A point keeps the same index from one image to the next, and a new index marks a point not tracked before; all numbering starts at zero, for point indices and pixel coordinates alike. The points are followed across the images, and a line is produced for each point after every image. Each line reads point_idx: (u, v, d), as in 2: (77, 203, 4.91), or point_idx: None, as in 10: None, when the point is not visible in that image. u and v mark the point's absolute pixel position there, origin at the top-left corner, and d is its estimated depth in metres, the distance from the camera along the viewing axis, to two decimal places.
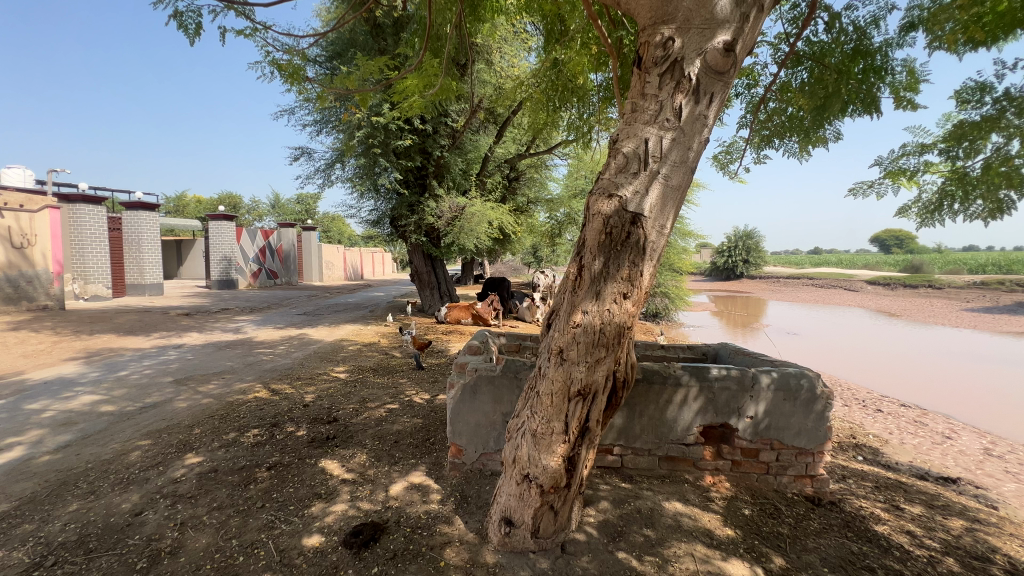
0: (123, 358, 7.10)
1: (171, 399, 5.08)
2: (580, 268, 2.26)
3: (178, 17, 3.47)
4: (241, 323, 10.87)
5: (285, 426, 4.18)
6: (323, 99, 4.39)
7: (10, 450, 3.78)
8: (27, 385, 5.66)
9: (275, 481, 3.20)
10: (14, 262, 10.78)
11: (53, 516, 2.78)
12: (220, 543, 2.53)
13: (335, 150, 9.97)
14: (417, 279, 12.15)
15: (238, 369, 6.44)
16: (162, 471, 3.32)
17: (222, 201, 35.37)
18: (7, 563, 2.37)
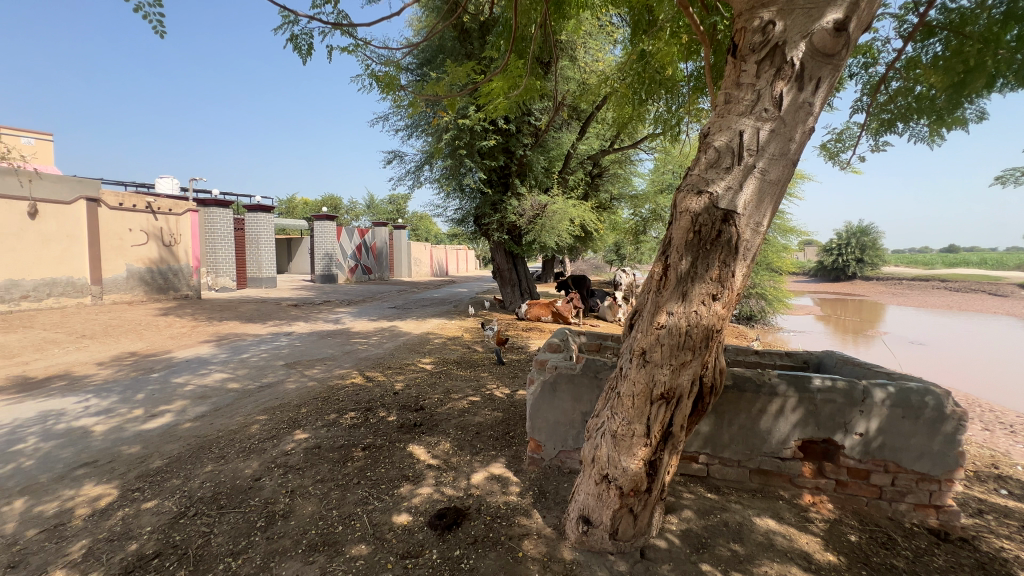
0: (245, 342, 8.11)
1: (283, 380, 5.73)
2: (666, 268, 2.19)
3: (294, 40, 3.89)
4: (340, 314, 11.89)
5: (377, 411, 4.52)
6: (415, 106, 4.65)
7: (163, 416, 4.50)
8: (174, 362, 6.70)
9: (369, 461, 3.48)
10: (164, 258, 12.77)
11: (194, 475, 3.27)
12: (323, 512, 2.82)
13: (424, 153, 10.51)
14: (498, 276, 12.42)
15: (338, 356, 7.07)
16: (276, 443, 3.76)
17: (326, 203, 38.85)
18: (162, 510, 2.85)
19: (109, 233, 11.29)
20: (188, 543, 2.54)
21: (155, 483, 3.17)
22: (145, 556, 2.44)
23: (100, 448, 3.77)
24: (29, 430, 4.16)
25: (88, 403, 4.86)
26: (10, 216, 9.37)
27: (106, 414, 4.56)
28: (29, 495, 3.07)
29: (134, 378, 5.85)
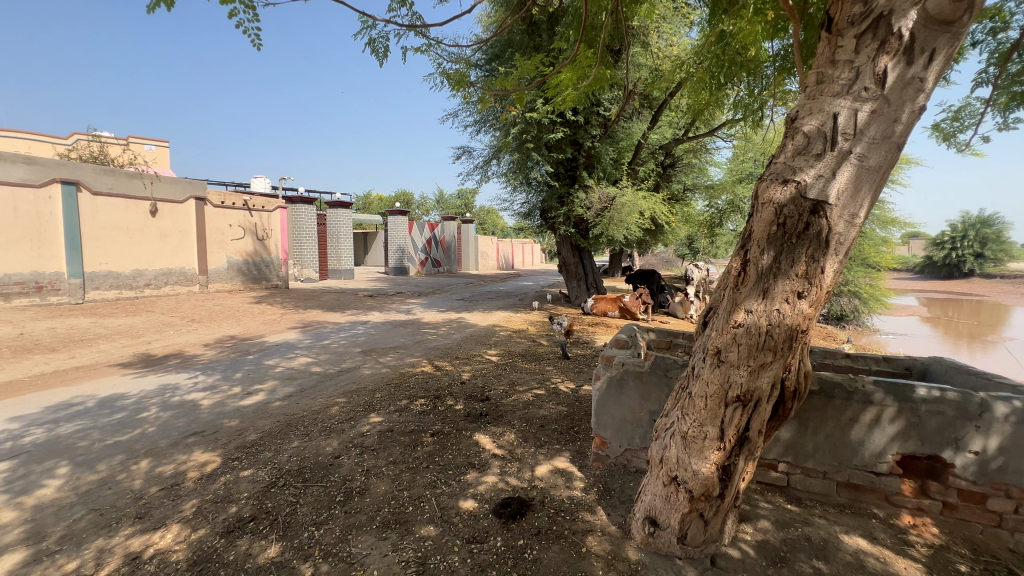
0: (327, 330, 8.73)
1: (359, 366, 6.11)
2: (745, 263, 2.07)
3: (372, 44, 4.09)
4: (411, 305, 12.45)
5: (446, 399, 4.68)
6: (484, 101, 4.72)
7: (257, 394, 4.97)
8: (266, 346, 7.37)
9: (437, 447, 3.63)
10: (258, 251, 14.04)
11: (283, 449, 3.58)
12: (395, 492, 2.98)
13: (492, 148, 10.66)
14: (565, 270, 12.33)
15: (409, 345, 7.40)
16: (353, 425, 4.03)
17: (399, 199, 40.63)
18: (256, 478, 3.16)
19: (213, 228, 12.61)
20: (278, 510, 2.79)
21: (251, 454, 3.52)
22: (242, 518, 2.72)
23: (206, 420, 4.25)
24: (151, 401, 4.79)
25: (197, 380, 5.49)
26: (136, 214, 10.74)
27: (211, 390, 5.12)
28: (152, 457, 3.53)
29: (233, 359, 6.52)
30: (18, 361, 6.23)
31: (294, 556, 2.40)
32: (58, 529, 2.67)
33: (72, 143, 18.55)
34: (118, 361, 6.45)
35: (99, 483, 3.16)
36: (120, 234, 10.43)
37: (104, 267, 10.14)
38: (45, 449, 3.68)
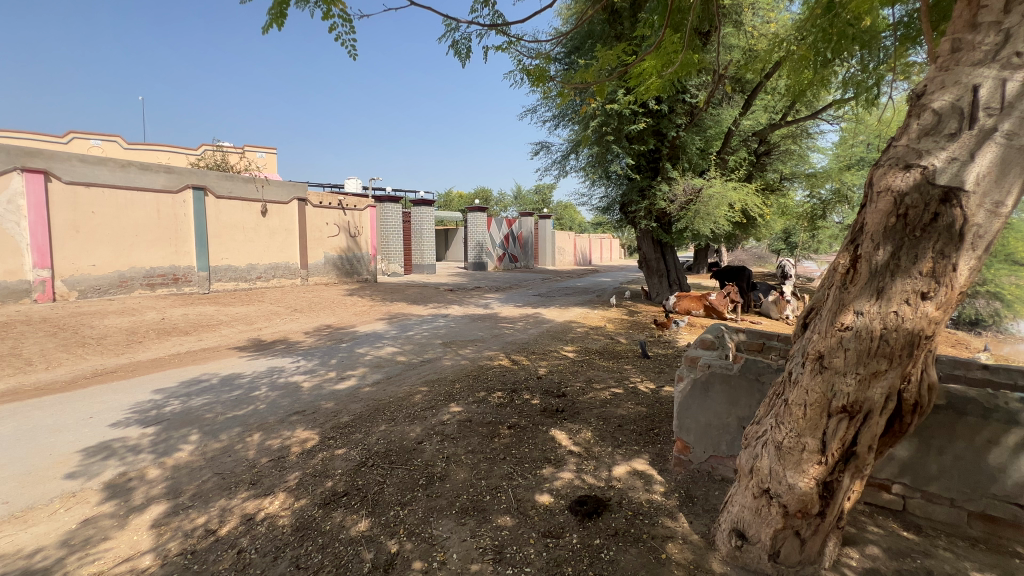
0: (411, 321, 9.22)
1: (440, 357, 6.38)
2: (855, 259, 1.87)
3: (456, 46, 4.21)
4: (489, 300, 12.75)
5: (523, 393, 4.74)
6: (564, 95, 4.67)
7: (349, 379, 5.39)
8: (357, 335, 7.95)
9: (514, 440, 3.68)
10: (351, 247, 15.17)
11: (372, 432, 3.85)
12: (474, 480, 3.09)
13: (570, 142, 10.56)
14: (646, 266, 11.91)
15: (487, 339, 7.58)
16: (435, 413, 4.22)
17: (477, 197, 41.71)
18: (349, 457, 3.43)
19: (313, 226, 13.81)
20: (367, 488, 3.01)
21: (344, 434, 3.83)
22: (337, 492, 2.96)
23: (307, 400, 4.69)
24: (261, 381, 5.37)
25: (299, 364, 6.07)
26: (250, 214, 12.08)
27: (310, 373, 5.64)
28: (262, 431, 3.97)
29: (329, 346, 7.12)
30: (159, 342, 7.29)
31: (381, 532, 2.58)
32: (190, 487, 3.10)
33: (201, 153, 21.25)
34: (236, 345, 7.31)
35: (221, 450, 3.63)
36: (237, 232, 11.80)
37: (225, 261, 11.54)
38: (181, 418, 4.29)
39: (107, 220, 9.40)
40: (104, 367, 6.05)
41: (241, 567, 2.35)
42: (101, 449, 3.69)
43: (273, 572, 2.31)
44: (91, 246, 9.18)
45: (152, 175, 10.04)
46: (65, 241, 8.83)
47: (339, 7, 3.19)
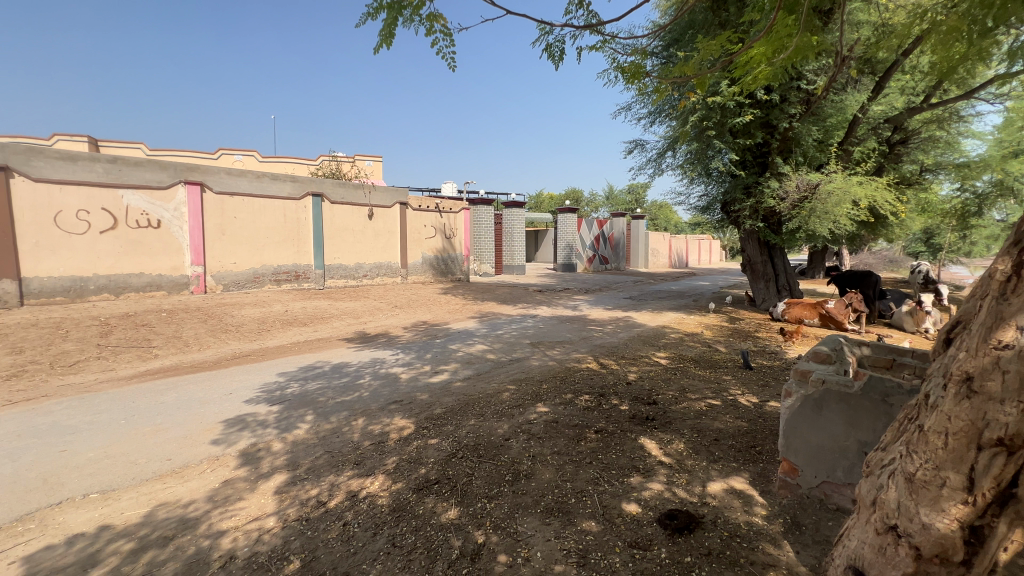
0: (500, 321, 9.47)
1: (528, 357, 6.46)
2: (1019, 266, 1.59)
3: (549, 49, 4.24)
4: (578, 302, 12.65)
5: (611, 398, 4.64)
6: (661, 91, 4.48)
7: (442, 373, 5.69)
8: (450, 332, 8.34)
9: (601, 444, 3.62)
10: (446, 248, 15.96)
11: (462, 425, 4.03)
12: (559, 481, 3.09)
13: (667, 139, 10.10)
14: (750, 269, 11.01)
15: (575, 341, 7.53)
16: (522, 412, 4.29)
17: (568, 197, 41.54)
18: (441, 447, 3.62)
19: (413, 228, 14.76)
20: (457, 478, 3.15)
21: (437, 425, 4.04)
22: (429, 480, 3.14)
23: (404, 391, 5.03)
24: (365, 371, 5.87)
25: (398, 357, 6.54)
26: (359, 218, 13.22)
27: (408, 366, 6.05)
28: (365, 416, 4.34)
29: (424, 341, 7.56)
30: (282, 331, 8.27)
31: (468, 522, 2.69)
32: (306, 462, 3.48)
33: (319, 163, 23.72)
34: (344, 337, 8.05)
35: (331, 431, 4.02)
36: (348, 234, 12.98)
37: (337, 261, 12.77)
38: (299, 399, 4.84)
39: (245, 224, 10.88)
40: (241, 352, 7.01)
41: (346, 538, 2.59)
42: (238, 421, 4.29)
43: (371, 547, 2.51)
44: (233, 247, 10.69)
45: (280, 184, 11.42)
46: (214, 242, 10.38)
47: (441, 22, 3.35)
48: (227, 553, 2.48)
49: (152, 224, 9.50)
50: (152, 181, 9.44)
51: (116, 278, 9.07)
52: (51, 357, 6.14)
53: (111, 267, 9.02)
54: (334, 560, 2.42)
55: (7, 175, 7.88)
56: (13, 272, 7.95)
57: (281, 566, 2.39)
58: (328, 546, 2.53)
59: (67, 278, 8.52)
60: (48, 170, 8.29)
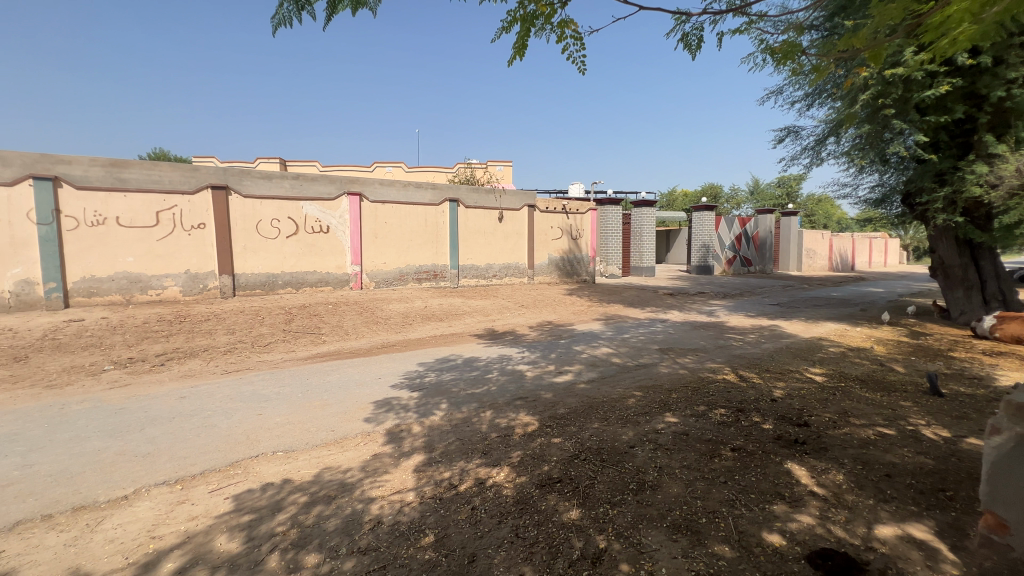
0: (627, 324, 9.19)
1: (656, 363, 6.18)
2: None
3: (685, 38, 4.00)
4: (714, 307, 11.69)
5: (750, 414, 4.21)
6: (820, 70, 3.91)
7: (566, 374, 5.74)
8: (575, 333, 8.36)
9: (738, 464, 3.31)
10: (572, 250, 16.01)
11: (585, 427, 4.01)
12: (688, 498, 2.90)
13: (828, 123, 8.78)
14: (944, 274, 9.02)
15: (709, 349, 6.97)
16: (648, 420, 4.12)
17: (705, 194, 38.53)
18: (563, 447, 3.64)
19: (540, 230, 15.09)
20: (579, 480, 3.15)
21: (560, 425, 4.09)
22: (552, 477, 3.19)
23: (529, 388, 5.19)
24: (493, 366, 6.18)
25: (524, 354, 6.77)
26: (490, 221, 13.96)
27: (533, 364, 6.22)
28: (493, 409, 4.57)
29: (549, 341, 7.70)
30: (422, 325, 9.13)
31: (590, 525, 2.67)
32: (440, 446, 3.80)
33: (457, 170, 25.61)
34: (475, 333, 8.58)
35: (463, 420, 4.33)
36: (480, 236, 13.79)
37: (470, 262, 13.65)
38: (436, 388, 5.30)
39: (394, 228, 12.23)
40: (388, 342, 7.91)
41: (474, 521, 2.77)
42: (385, 403, 4.85)
43: (496, 533, 2.64)
44: (383, 249, 12.11)
45: (424, 191, 12.60)
46: (369, 244, 11.87)
47: (573, 27, 3.37)
48: (375, 518, 2.83)
49: (323, 230, 11.22)
50: (324, 193, 11.14)
51: (297, 275, 10.93)
52: (252, 338, 7.64)
53: (293, 265, 10.88)
54: (463, 540, 2.60)
55: (227, 193, 9.99)
56: (229, 269, 10.07)
57: (418, 537, 2.64)
58: (458, 527, 2.72)
59: (264, 274, 10.52)
60: (253, 187, 10.31)
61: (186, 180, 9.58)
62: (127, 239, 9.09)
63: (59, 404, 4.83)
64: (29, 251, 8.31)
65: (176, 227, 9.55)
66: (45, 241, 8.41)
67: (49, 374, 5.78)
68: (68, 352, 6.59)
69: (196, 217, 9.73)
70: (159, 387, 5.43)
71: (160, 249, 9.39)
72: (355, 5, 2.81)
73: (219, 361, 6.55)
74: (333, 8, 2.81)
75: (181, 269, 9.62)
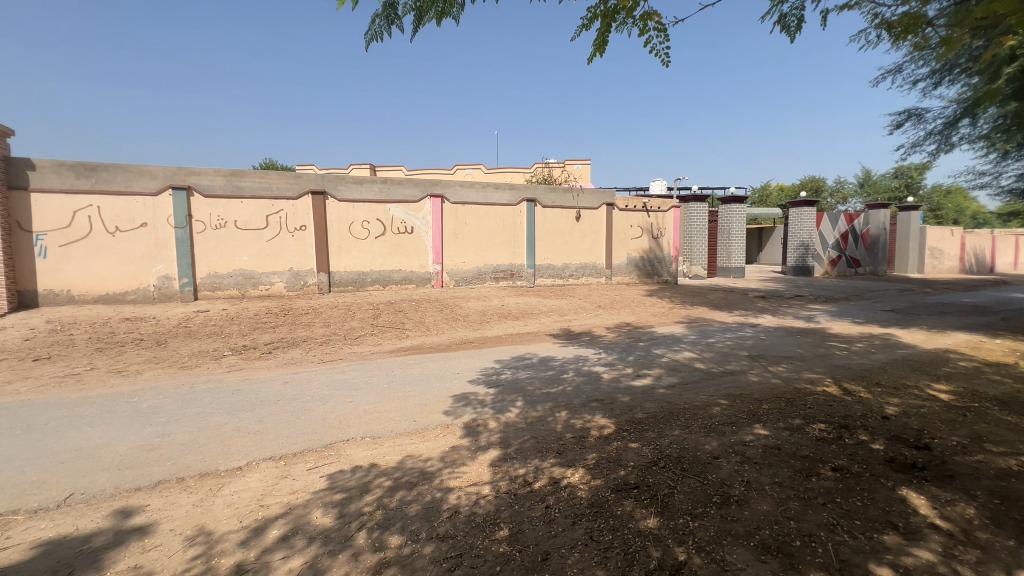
0: (712, 328, 8.67)
1: (744, 370, 5.77)
2: None
3: (784, 20, 3.68)
4: (813, 312, 10.66)
5: (856, 431, 3.79)
6: (950, 44, 3.40)
7: (645, 378, 5.54)
8: (655, 335, 8.04)
9: (839, 486, 2.99)
10: (653, 249, 15.42)
11: (664, 434, 3.85)
12: (780, 517, 2.68)
13: (961, 103, 7.63)
14: None
15: (807, 358, 6.36)
16: (735, 430, 3.86)
17: (805, 188, 35.22)
18: (640, 453, 3.52)
19: (618, 229, 14.72)
20: (657, 488, 3.03)
21: (638, 430, 3.96)
22: (628, 483, 3.11)
23: (606, 391, 5.09)
24: (569, 366, 6.14)
25: (601, 356, 6.64)
26: (568, 220, 13.87)
27: (610, 366, 6.09)
28: (568, 410, 4.55)
29: (627, 343, 7.49)
30: (499, 323, 9.31)
31: (669, 536, 2.57)
32: (516, 442, 3.85)
33: (535, 170, 25.76)
34: (551, 332, 8.58)
35: (538, 418, 4.35)
36: (557, 236, 13.76)
37: (547, 261, 13.68)
38: (512, 386, 5.38)
39: (473, 229, 12.60)
40: (467, 338, 8.17)
41: (548, 520, 2.77)
42: (463, 398, 5.02)
43: (570, 534, 2.63)
44: (463, 248, 12.52)
45: (502, 193, 12.85)
46: (450, 244, 12.33)
47: (656, 19, 3.23)
48: (452, 507, 2.94)
49: (408, 231, 11.84)
50: (409, 196, 11.76)
51: (384, 273, 11.65)
52: (345, 331, 8.29)
53: (381, 264, 11.62)
54: (537, 537, 2.62)
55: (324, 197, 10.90)
56: (325, 267, 10.98)
57: (493, 530, 2.70)
58: (532, 524, 2.74)
59: (355, 272, 11.34)
60: (346, 192, 11.15)
61: (290, 186, 10.59)
62: (242, 240, 10.26)
63: (189, 383, 5.59)
64: (168, 250, 9.68)
65: (282, 230, 10.60)
66: (180, 242, 9.73)
67: (182, 357, 6.71)
68: (196, 338, 7.58)
69: (299, 220, 10.73)
70: (266, 373, 6.06)
71: (269, 249, 10.49)
72: (439, 15, 2.90)
73: (316, 351, 7.18)
74: (419, 20, 2.92)
75: (286, 267, 10.67)
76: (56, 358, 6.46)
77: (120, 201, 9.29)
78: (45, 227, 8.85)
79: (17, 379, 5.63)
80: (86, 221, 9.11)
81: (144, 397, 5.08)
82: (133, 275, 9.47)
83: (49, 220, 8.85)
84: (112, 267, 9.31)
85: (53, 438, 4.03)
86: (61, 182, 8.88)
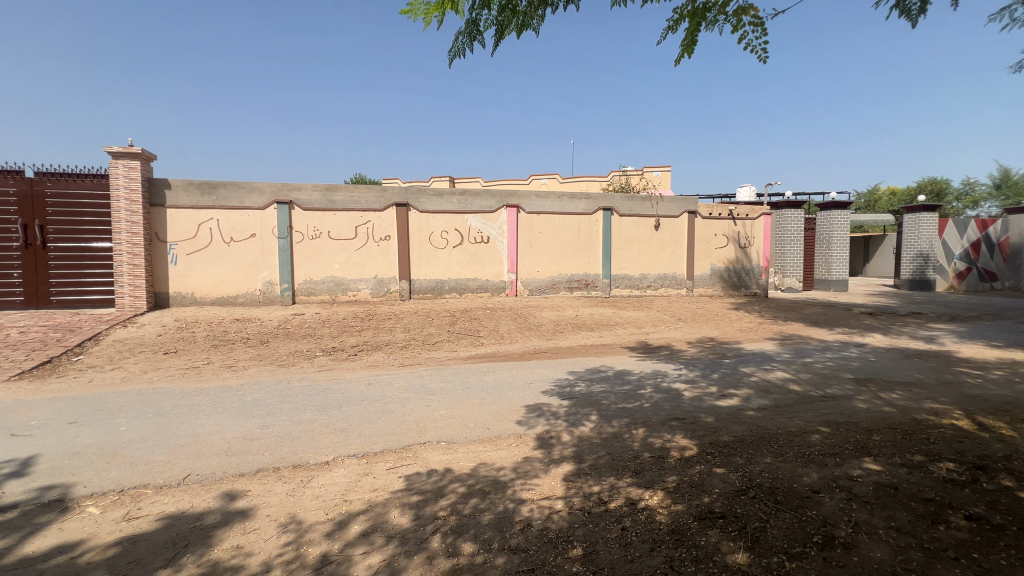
0: (809, 346, 7.88)
1: (850, 396, 5.14)
2: None
3: (902, 4, 3.29)
4: (936, 332, 9.31)
5: (997, 475, 3.21)
6: None
7: (731, 398, 5.13)
8: (742, 352, 7.48)
9: (977, 539, 2.54)
10: (740, 259, 14.41)
11: (754, 460, 3.53)
12: (900, 569, 2.33)
13: None
14: None
15: (928, 384, 5.55)
16: (839, 463, 3.44)
17: (923, 191, 31.11)
18: (726, 480, 3.25)
19: (701, 238, 13.96)
20: (747, 520, 2.77)
21: (723, 454, 3.68)
22: (712, 511, 2.88)
23: (688, 409, 4.79)
24: (646, 382, 5.87)
25: (681, 372, 6.29)
26: (646, 229, 13.41)
27: (692, 383, 5.73)
28: (645, 428, 4.34)
29: (711, 360, 7.03)
30: (573, 334, 9.19)
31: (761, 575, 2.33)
32: (590, 458, 3.73)
33: (611, 179, 25.30)
34: (627, 344, 8.30)
35: (613, 434, 4.19)
36: (634, 245, 13.36)
37: (623, 271, 13.31)
38: (586, 399, 5.25)
39: (548, 238, 12.61)
40: (540, 348, 8.13)
41: (624, 543, 2.64)
42: (537, 408, 4.98)
43: (649, 561, 2.48)
44: (538, 258, 12.57)
45: (577, 202, 12.74)
46: (524, 253, 12.45)
47: (752, 13, 3.02)
48: (525, 520, 2.90)
49: (484, 240, 12.12)
50: (486, 207, 12.06)
51: (461, 281, 12.01)
52: (423, 337, 8.61)
53: (457, 272, 11.98)
54: (612, 560, 2.49)
55: (407, 209, 11.48)
56: (407, 275, 11.54)
57: (566, 547, 2.63)
58: (607, 545, 2.63)
59: (433, 280, 11.81)
60: (428, 204, 11.66)
61: (378, 200, 11.29)
62: (335, 249, 11.11)
63: (287, 380, 6.12)
64: (272, 259, 10.72)
65: (369, 239, 11.32)
66: (282, 251, 10.74)
67: (281, 356, 7.35)
68: (293, 339, 8.29)
69: (384, 230, 11.39)
70: (351, 374, 6.44)
71: (357, 257, 11.26)
72: (519, 28, 2.92)
73: (397, 355, 7.53)
74: (499, 34, 2.95)
75: (372, 274, 11.36)
76: (181, 352, 7.37)
77: (234, 215, 10.47)
78: (177, 237, 10.19)
79: (151, 369, 6.50)
80: (208, 232, 10.36)
81: (249, 391, 5.63)
82: (244, 280, 10.60)
83: (179, 232, 10.19)
84: (227, 273, 10.50)
85: (177, 423, 4.58)
86: (189, 199, 10.18)
